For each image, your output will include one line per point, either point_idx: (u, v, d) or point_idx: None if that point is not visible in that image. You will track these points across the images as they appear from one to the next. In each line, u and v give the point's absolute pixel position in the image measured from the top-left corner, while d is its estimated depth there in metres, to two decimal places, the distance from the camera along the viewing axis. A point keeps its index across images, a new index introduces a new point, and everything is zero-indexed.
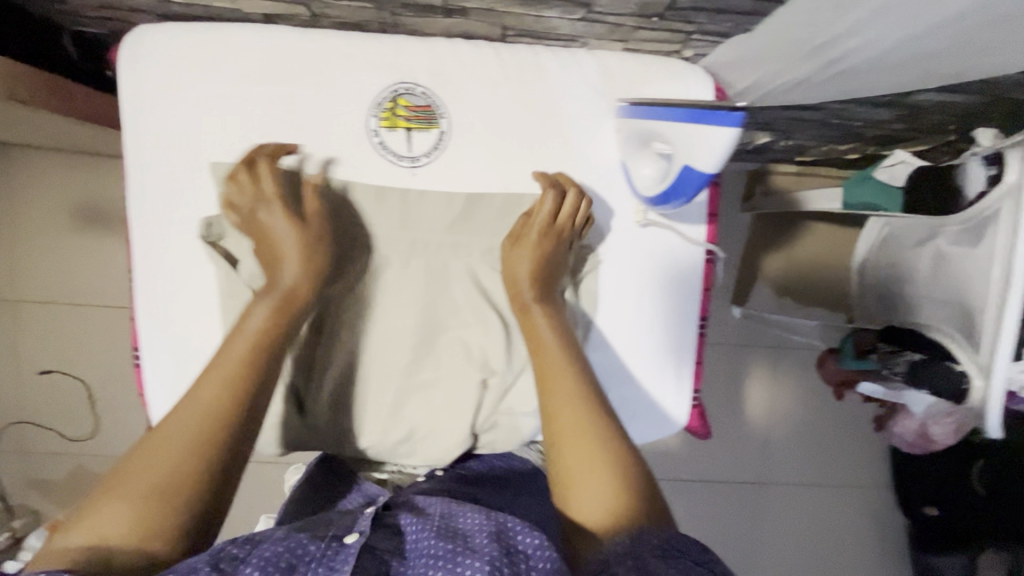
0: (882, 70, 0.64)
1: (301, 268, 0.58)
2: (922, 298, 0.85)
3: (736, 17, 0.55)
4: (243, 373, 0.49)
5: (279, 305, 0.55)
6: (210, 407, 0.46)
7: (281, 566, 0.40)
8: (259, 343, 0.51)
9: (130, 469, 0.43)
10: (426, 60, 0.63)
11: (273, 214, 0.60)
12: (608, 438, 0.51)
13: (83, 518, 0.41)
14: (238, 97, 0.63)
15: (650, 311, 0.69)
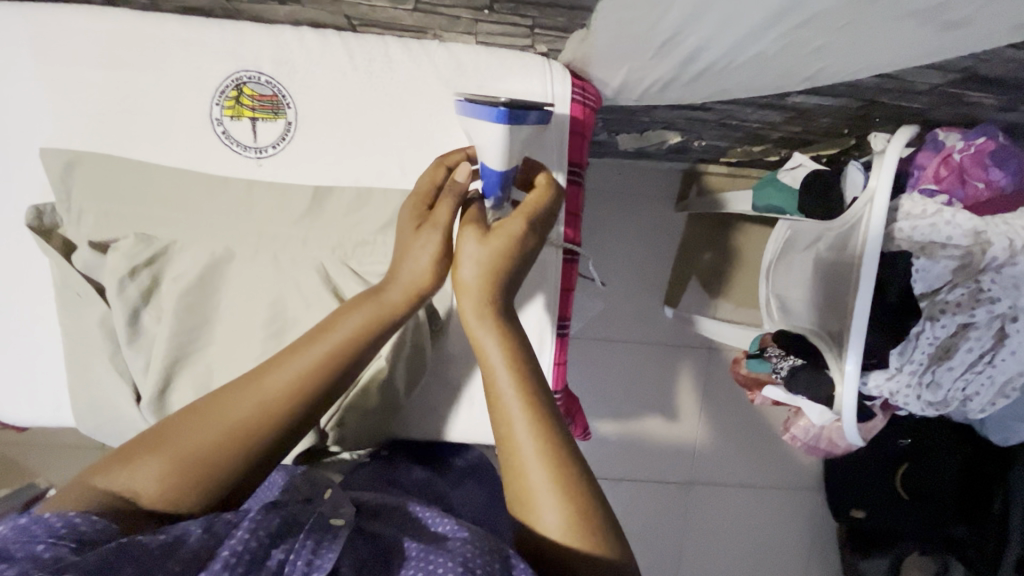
0: (738, 71, 0.63)
1: (428, 274, 0.54)
2: (807, 304, 0.85)
3: (566, 11, 0.54)
4: (305, 386, 0.48)
5: (380, 314, 0.52)
6: (270, 407, 0.47)
7: (271, 532, 0.43)
8: (333, 353, 0.49)
9: (179, 431, 0.45)
10: (270, 48, 0.62)
11: (405, 223, 0.55)
12: (585, 488, 0.46)
13: (126, 463, 0.43)
14: (75, 81, 0.61)
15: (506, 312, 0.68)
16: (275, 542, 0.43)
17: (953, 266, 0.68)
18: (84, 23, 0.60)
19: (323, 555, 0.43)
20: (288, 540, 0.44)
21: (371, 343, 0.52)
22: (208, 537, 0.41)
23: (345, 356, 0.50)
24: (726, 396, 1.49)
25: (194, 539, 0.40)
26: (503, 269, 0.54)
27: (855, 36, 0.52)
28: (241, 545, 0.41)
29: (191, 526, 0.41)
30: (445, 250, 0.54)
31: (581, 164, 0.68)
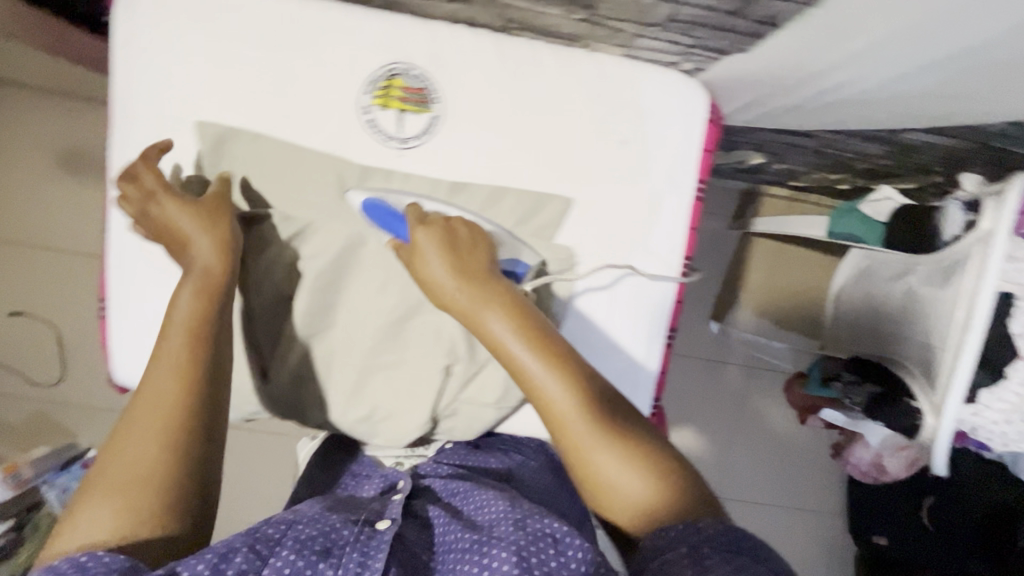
0: (868, 106, 0.65)
1: (220, 257, 0.59)
2: (889, 334, 0.88)
3: (733, 36, 0.55)
4: (191, 373, 0.55)
5: (208, 288, 0.58)
6: (169, 400, 0.53)
7: (315, 550, 0.50)
8: (192, 337, 0.56)
9: (110, 470, 0.51)
10: (425, 43, 0.63)
11: (187, 221, 0.59)
12: (631, 448, 0.52)
13: (80, 512, 0.49)
14: (236, 59, 0.63)
15: (619, 317, 0.71)
16: (321, 559, 0.50)
17: None
18: (254, 5, 0.62)
19: (370, 565, 0.51)
20: (331, 555, 0.51)
21: (222, 317, 0.59)
22: (254, 557, 0.48)
23: (204, 334, 0.57)
24: (762, 415, 1.51)
25: (239, 560, 0.47)
26: (463, 257, 0.59)
27: (1008, 86, 0.54)
28: (287, 565, 0.48)
29: (237, 546, 0.48)
30: (220, 235, 0.59)
31: (706, 182, 0.70)
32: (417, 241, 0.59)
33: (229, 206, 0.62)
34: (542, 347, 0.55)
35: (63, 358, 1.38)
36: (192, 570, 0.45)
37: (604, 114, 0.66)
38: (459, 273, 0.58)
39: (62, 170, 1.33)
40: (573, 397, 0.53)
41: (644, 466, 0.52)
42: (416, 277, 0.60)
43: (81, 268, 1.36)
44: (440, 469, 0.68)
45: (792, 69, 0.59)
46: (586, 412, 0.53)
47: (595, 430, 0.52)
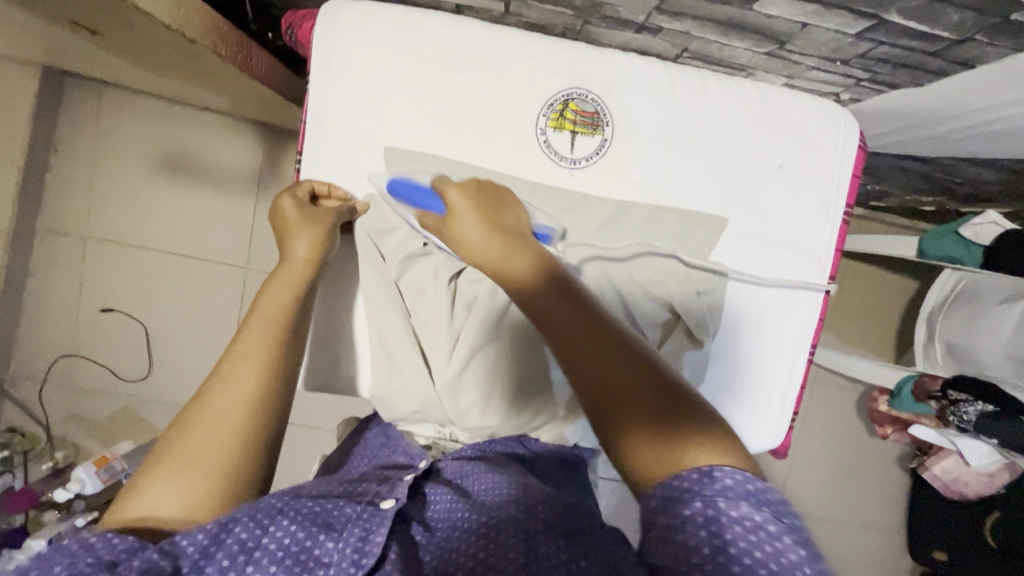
0: (1015, 141, 0.68)
1: (311, 252, 0.61)
2: (1001, 356, 0.91)
3: (914, 72, 0.59)
4: (268, 360, 0.52)
5: (291, 281, 0.59)
6: (249, 386, 0.50)
7: (317, 522, 0.46)
8: (275, 325, 0.55)
9: (176, 444, 0.47)
10: (603, 70, 0.67)
11: (291, 217, 0.63)
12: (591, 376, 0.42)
13: (142, 483, 0.45)
14: (424, 81, 0.66)
15: (769, 335, 0.73)
16: (323, 531, 0.46)
17: None
18: (446, 30, 0.66)
19: (370, 541, 0.46)
20: (335, 529, 0.47)
21: (300, 310, 0.58)
22: (254, 527, 0.43)
23: (285, 326, 0.55)
24: (825, 429, 1.54)
25: (239, 530, 0.42)
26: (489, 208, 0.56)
27: None
28: (288, 537, 0.44)
29: (238, 514, 0.43)
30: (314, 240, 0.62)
31: (853, 206, 0.73)
32: (452, 204, 0.56)
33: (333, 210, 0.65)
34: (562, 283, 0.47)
35: (146, 356, 1.40)
36: (190, 542, 0.41)
37: (763, 141, 0.70)
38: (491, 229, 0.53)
39: (159, 172, 1.37)
40: (562, 338, 0.44)
41: (631, 410, 0.40)
42: (452, 243, 0.56)
43: (171, 268, 1.39)
44: (464, 451, 0.64)
45: (955, 106, 0.63)
46: (585, 350, 0.43)
47: (581, 365, 0.42)
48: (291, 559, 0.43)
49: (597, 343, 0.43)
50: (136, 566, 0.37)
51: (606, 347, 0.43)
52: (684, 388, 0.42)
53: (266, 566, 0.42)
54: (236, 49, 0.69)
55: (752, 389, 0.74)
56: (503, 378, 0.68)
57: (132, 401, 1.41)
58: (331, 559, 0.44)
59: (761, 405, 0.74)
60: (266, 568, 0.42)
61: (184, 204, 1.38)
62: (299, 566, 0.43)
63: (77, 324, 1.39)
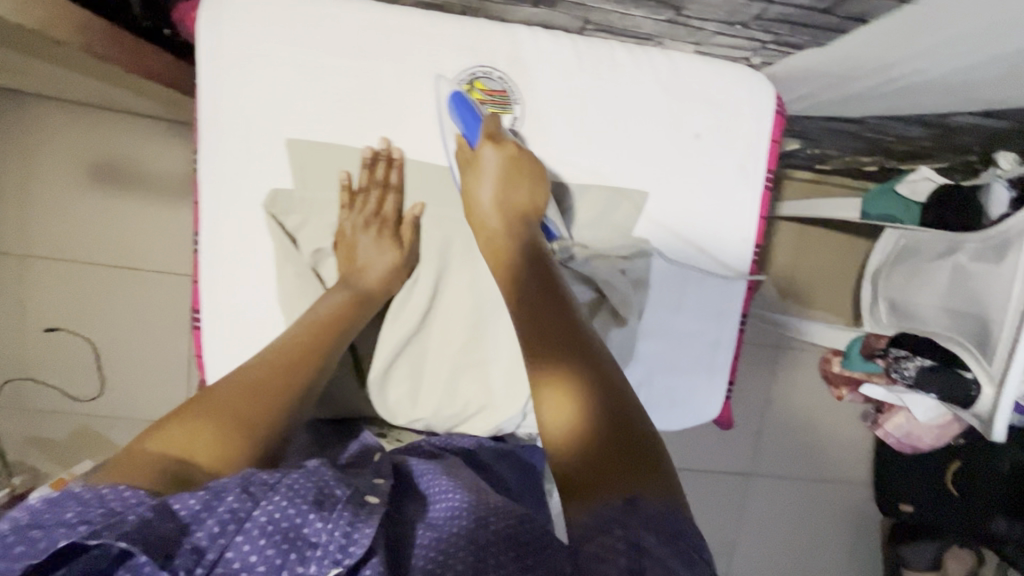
0: (929, 95, 0.67)
1: (382, 284, 0.66)
2: (936, 309, 0.91)
3: (813, 31, 0.59)
4: (316, 351, 0.58)
5: (358, 300, 0.64)
6: (286, 366, 0.55)
7: (310, 499, 0.42)
8: (327, 329, 0.60)
9: (216, 401, 0.49)
10: (506, 46, 0.65)
11: (374, 244, 0.66)
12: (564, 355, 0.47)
13: (166, 428, 0.45)
14: (319, 68, 0.63)
15: (700, 304, 0.72)
16: (315, 510, 0.41)
17: None
18: (337, 13, 0.63)
19: (360, 530, 0.42)
20: (326, 509, 0.42)
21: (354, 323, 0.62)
22: (247, 498, 0.39)
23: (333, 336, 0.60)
24: (791, 393, 1.56)
25: (231, 499, 0.39)
26: (511, 192, 0.61)
27: None
28: (279, 512, 0.40)
29: (230, 484, 0.40)
30: (389, 266, 0.66)
31: (775, 171, 0.72)
32: (483, 159, 0.62)
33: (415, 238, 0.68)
34: (546, 281, 0.54)
35: (98, 373, 1.36)
36: (183, 506, 0.38)
37: (679, 111, 0.68)
38: (501, 207, 0.61)
39: (90, 182, 1.31)
40: (541, 335, 0.49)
41: (602, 415, 0.42)
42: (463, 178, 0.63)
43: (114, 280, 1.35)
44: (418, 449, 0.65)
45: (863, 64, 0.62)
46: (559, 340, 0.48)
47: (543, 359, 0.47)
48: (280, 535, 0.39)
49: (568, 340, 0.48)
50: (128, 521, 0.36)
51: (573, 343, 0.48)
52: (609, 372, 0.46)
53: (255, 539, 0.38)
54: (113, 44, 0.65)
55: (683, 361, 0.73)
56: (432, 369, 0.69)
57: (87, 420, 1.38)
58: (321, 539, 0.40)
59: (695, 378, 0.74)
60: (256, 540, 0.38)
61: (121, 213, 1.33)
62: (289, 544, 0.39)
63: (21, 345, 1.34)
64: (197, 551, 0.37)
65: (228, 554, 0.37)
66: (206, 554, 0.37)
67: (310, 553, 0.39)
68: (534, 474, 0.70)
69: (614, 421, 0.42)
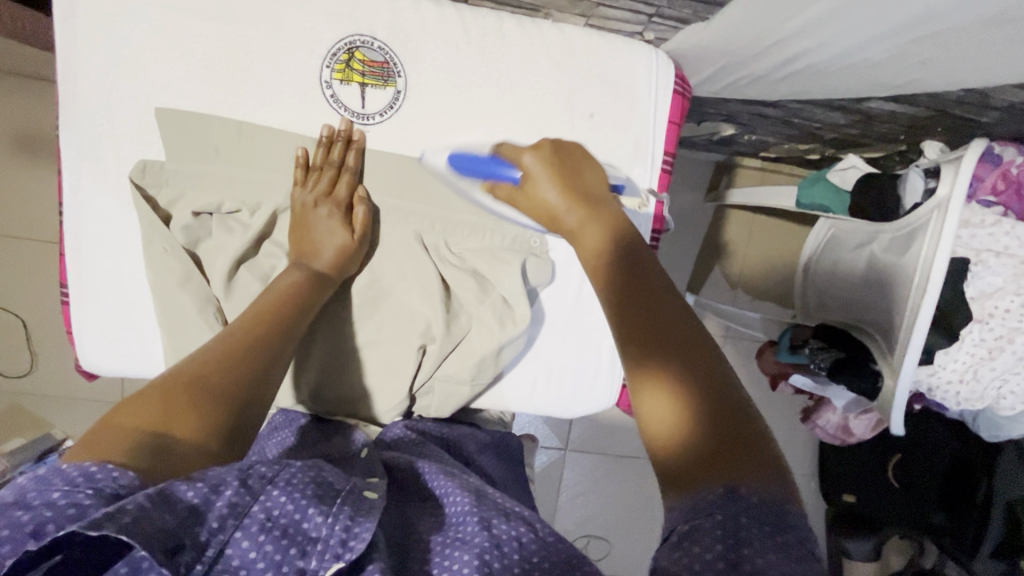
0: (831, 75, 0.65)
1: (336, 258, 0.61)
2: (853, 302, 0.90)
3: (694, 4, 0.56)
4: (274, 318, 0.55)
5: (314, 274, 0.60)
6: (255, 340, 0.52)
7: (309, 494, 0.41)
8: (279, 300, 0.57)
9: (169, 378, 0.45)
10: (385, 14, 0.61)
11: (331, 224, 0.62)
12: (671, 348, 0.42)
13: (121, 412, 0.42)
14: (181, 31, 0.60)
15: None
16: (314, 504, 0.40)
17: (1007, 274, 0.72)
18: None
19: (361, 524, 0.40)
20: (327, 503, 0.41)
21: (314, 292, 0.59)
22: (245, 492, 0.39)
23: (291, 306, 0.57)
24: None
25: (230, 494, 0.38)
26: (566, 163, 0.58)
27: (959, 57, 0.56)
28: (278, 507, 0.39)
29: (228, 477, 0.39)
30: (344, 245, 0.62)
31: (675, 153, 0.70)
32: (529, 168, 0.58)
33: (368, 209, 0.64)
34: (634, 266, 0.49)
35: (28, 350, 1.33)
36: (187, 492, 0.37)
37: (570, 90, 0.65)
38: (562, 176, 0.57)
39: (14, 155, 1.27)
40: (623, 317, 0.45)
41: (712, 421, 0.39)
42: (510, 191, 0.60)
43: (42, 256, 1.31)
44: (394, 434, 0.63)
45: (753, 41, 0.60)
46: (650, 313, 0.45)
47: (651, 339, 0.43)
48: (279, 530, 0.38)
49: (681, 317, 0.44)
50: (127, 510, 0.34)
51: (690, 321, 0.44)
52: (711, 364, 0.42)
53: (254, 534, 0.38)
54: None
55: (577, 348, 0.71)
56: (313, 350, 0.66)
57: (20, 397, 1.34)
58: (320, 534, 0.39)
59: (589, 364, 0.72)
60: (255, 536, 0.38)
61: (45, 185, 1.29)
62: (288, 540, 0.38)
63: None
64: (199, 547, 0.36)
65: (228, 550, 0.37)
66: (205, 551, 0.36)
67: (311, 548, 0.39)
68: (514, 455, 0.70)
69: (725, 428, 0.39)
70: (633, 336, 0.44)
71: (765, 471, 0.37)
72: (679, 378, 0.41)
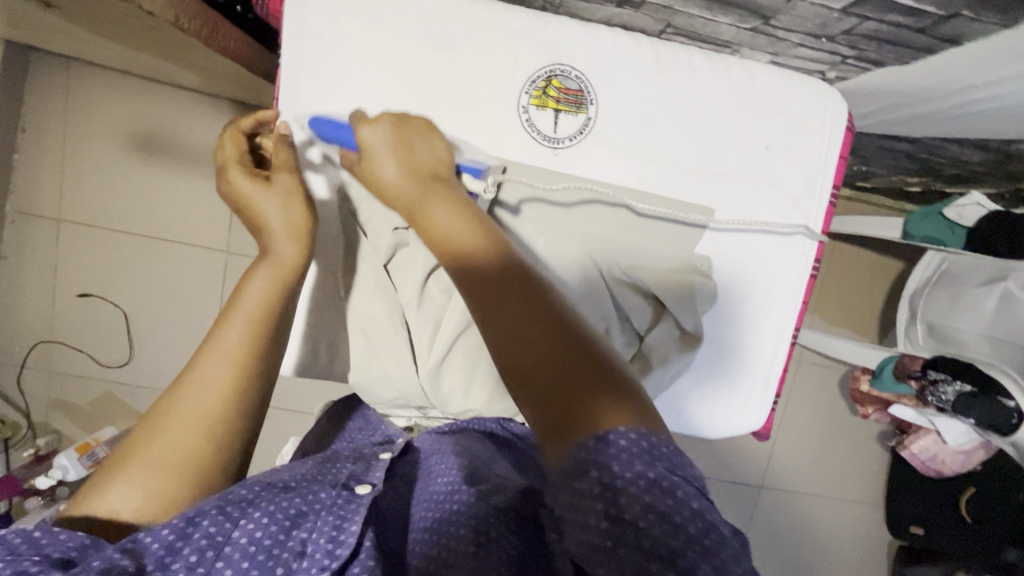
0: (1000, 120, 0.67)
1: (290, 220, 0.56)
2: (980, 337, 0.93)
3: (900, 50, 0.59)
4: (251, 349, 0.50)
5: (280, 273, 0.54)
6: (217, 389, 0.48)
7: (289, 514, 0.42)
8: (257, 321, 0.52)
9: (141, 442, 0.45)
10: (586, 46, 0.65)
11: (248, 186, 0.56)
12: (527, 340, 0.40)
13: (99, 488, 0.43)
14: (398, 57, 0.63)
15: (610, 245, 0.67)
16: (296, 523, 0.41)
17: None
18: (423, 5, 0.63)
19: (346, 530, 0.41)
20: (309, 518, 0.42)
21: (287, 307, 0.54)
22: (223, 520, 0.39)
23: (269, 323, 0.52)
24: (815, 409, 1.48)
25: (207, 524, 0.39)
26: (414, 147, 0.52)
27: None
28: (260, 530, 0.40)
29: (205, 508, 0.39)
30: (280, 197, 0.56)
31: (841, 186, 0.72)
32: (365, 142, 0.52)
33: (289, 167, 0.58)
34: (497, 264, 0.44)
35: (129, 342, 1.32)
36: (154, 539, 0.37)
37: (748, 122, 0.68)
38: (412, 164, 0.50)
39: (132, 152, 1.27)
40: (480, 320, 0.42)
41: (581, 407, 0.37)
42: (366, 178, 0.53)
43: (143, 250, 1.30)
44: (440, 429, 0.64)
45: (940, 85, 0.62)
46: (506, 306, 0.41)
47: (511, 341, 0.40)
48: (264, 553, 0.39)
49: (522, 287, 0.42)
50: (92, 568, 0.34)
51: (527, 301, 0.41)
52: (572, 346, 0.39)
53: (237, 562, 0.38)
54: (201, 21, 0.65)
55: (731, 370, 0.72)
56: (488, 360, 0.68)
57: (111, 388, 1.34)
58: (307, 548, 0.40)
59: (744, 386, 0.73)
60: (237, 563, 0.38)
61: (152, 182, 1.28)
62: (274, 560, 0.39)
63: (54, 308, 1.30)
64: None
65: None
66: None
67: (298, 565, 0.39)
68: None
69: (588, 406, 0.37)
70: (495, 336, 0.41)
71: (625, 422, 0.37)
72: (541, 370, 0.38)
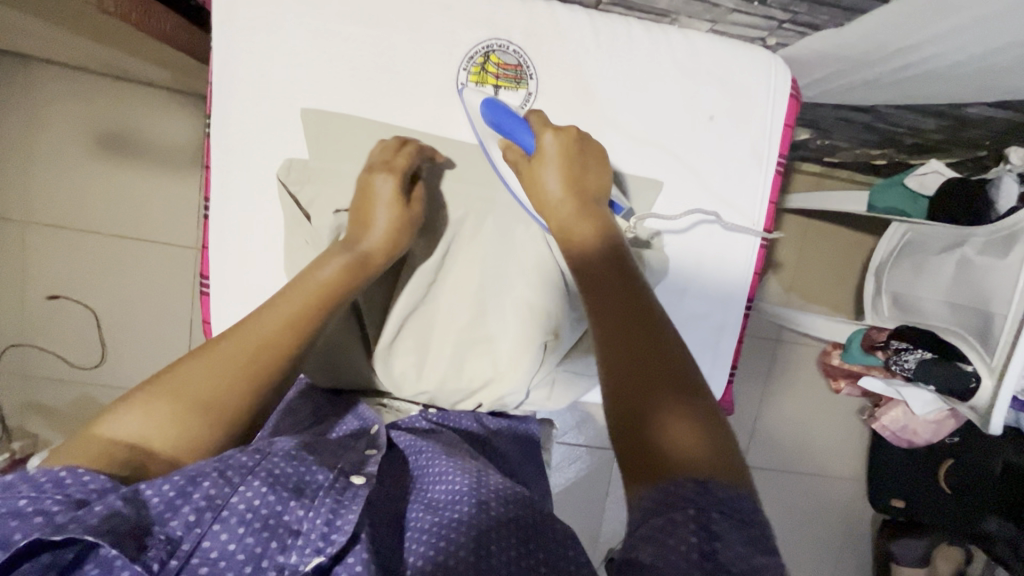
0: (945, 81, 0.67)
1: (390, 236, 0.57)
2: (938, 302, 0.92)
3: (833, 11, 0.59)
4: (301, 318, 0.49)
5: (357, 266, 0.55)
6: (267, 347, 0.47)
7: (290, 487, 0.41)
8: (315, 295, 0.51)
9: (186, 373, 0.44)
10: (522, 20, 0.64)
11: (388, 194, 0.58)
12: (654, 347, 0.41)
13: (132, 408, 0.42)
14: (331, 35, 0.63)
15: None
16: (295, 497, 0.41)
17: None
18: None
19: (343, 516, 0.41)
20: (307, 496, 0.42)
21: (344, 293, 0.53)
22: (224, 484, 0.39)
23: (326, 297, 0.52)
24: (795, 387, 1.49)
25: (208, 485, 0.38)
26: (580, 175, 0.56)
27: None
28: (258, 498, 0.39)
29: (206, 468, 0.39)
30: (394, 218, 0.58)
31: (787, 155, 0.71)
32: (545, 146, 0.57)
33: (422, 205, 0.61)
34: (623, 276, 0.47)
35: (100, 343, 1.31)
36: (157, 493, 0.37)
37: (691, 93, 0.67)
38: (570, 187, 0.55)
39: (92, 150, 1.26)
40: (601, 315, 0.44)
41: (695, 428, 0.37)
42: (527, 178, 0.58)
43: (111, 249, 1.29)
44: (416, 423, 0.64)
45: (879, 47, 0.62)
46: (633, 309, 0.43)
47: (635, 339, 0.41)
48: (260, 523, 0.39)
49: (646, 301, 0.44)
50: (95, 512, 0.34)
51: (633, 288, 0.45)
52: (691, 375, 0.40)
53: (233, 528, 0.38)
54: (132, 7, 0.64)
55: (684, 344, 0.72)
56: (437, 341, 0.67)
57: (87, 390, 1.33)
58: (302, 528, 0.40)
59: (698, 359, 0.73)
60: (234, 529, 0.38)
61: (115, 180, 1.27)
62: (268, 533, 0.39)
63: (25, 311, 1.29)
64: (172, 542, 0.37)
65: (205, 543, 0.37)
66: (183, 543, 0.37)
67: (292, 542, 0.39)
68: (532, 448, 0.70)
69: (696, 429, 0.37)
70: (615, 330, 0.42)
71: (696, 434, 0.37)
72: (662, 382, 0.39)
